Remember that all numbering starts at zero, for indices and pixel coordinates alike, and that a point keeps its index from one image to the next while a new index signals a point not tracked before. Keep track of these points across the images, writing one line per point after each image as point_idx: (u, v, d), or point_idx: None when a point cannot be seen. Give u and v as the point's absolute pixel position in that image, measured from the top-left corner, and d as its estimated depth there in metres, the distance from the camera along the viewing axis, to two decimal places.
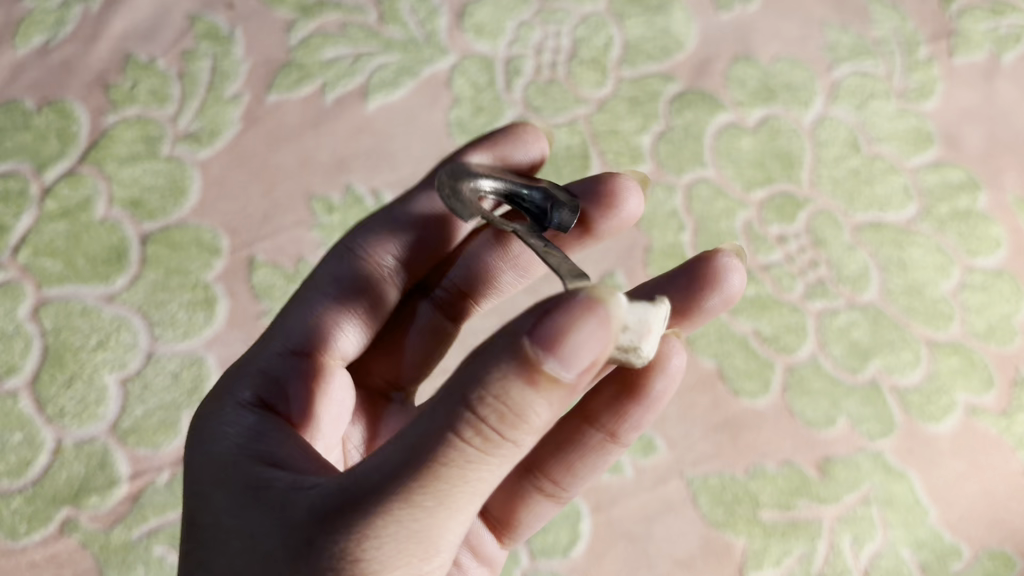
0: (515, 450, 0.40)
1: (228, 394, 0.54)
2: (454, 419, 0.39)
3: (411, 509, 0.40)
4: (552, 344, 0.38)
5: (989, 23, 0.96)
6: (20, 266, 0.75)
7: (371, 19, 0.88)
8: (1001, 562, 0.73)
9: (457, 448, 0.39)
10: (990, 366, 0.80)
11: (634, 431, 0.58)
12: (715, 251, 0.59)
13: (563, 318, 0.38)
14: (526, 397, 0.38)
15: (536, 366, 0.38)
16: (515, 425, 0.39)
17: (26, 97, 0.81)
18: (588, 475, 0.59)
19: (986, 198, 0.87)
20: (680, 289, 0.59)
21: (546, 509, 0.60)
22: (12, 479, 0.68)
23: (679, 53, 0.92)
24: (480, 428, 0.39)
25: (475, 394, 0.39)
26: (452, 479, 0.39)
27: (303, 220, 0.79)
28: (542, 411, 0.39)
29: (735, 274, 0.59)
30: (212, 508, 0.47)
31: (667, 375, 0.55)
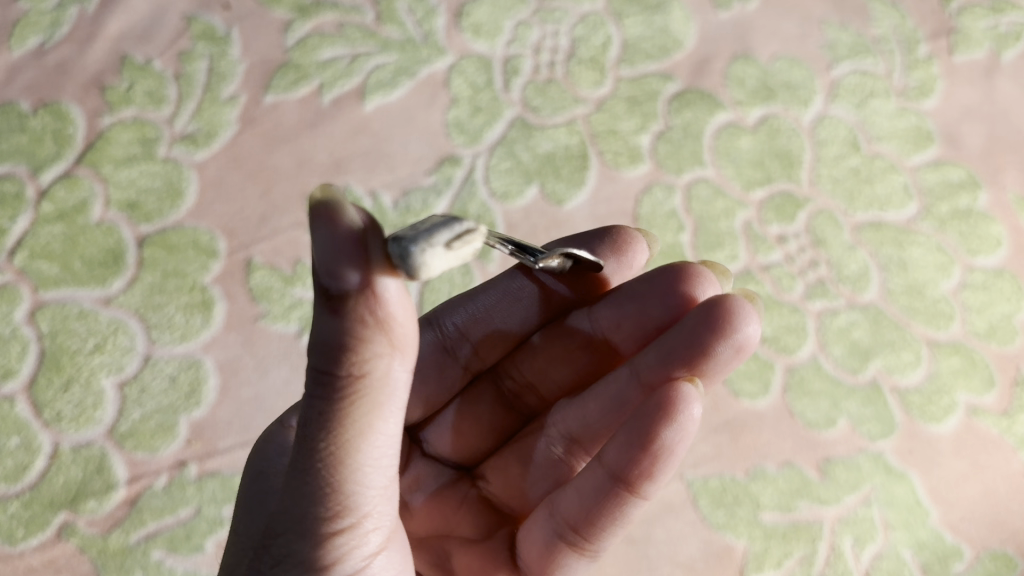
0: (369, 383, 0.40)
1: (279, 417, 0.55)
2: (306, 380, 0.41)
3: (306, 471, 0.42)
4: (326, 278, 0.38)
5: (989, 21, 0.96)
6: (16, 269, 0.74)
7: (369, 19, 0.87)
8: (1002, 563, 0.72)
9: (309, 408, 0.41)
10: (991, 366, 0.79)
11: (652, 484, 0.53)
12: (726, 296, 0.58)
13: (317, 242, 0.38)
14: (342, 333, 0.39)
15: (336, 301, 0.39)
16: (347, 367, 0.39)
17: (21, 99, 0.81)
18: (612, 528, 0.55)
19: (986, 197, 0.87)
20: (689, 336, 0.58)
21: (575, 563, 0.56)
22: (9, 484, 0.68)
23: (678, 52, 0.91)
24: (323, 379, 0.40)
25: (313, 352, 0.40)
26: (322, 435, 0.41)
27: (301, 222, 0.78)
28: (364, 343, 0.39)
29: (749, 321, 0.57)
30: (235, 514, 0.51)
31: (677, 424, 0.52)
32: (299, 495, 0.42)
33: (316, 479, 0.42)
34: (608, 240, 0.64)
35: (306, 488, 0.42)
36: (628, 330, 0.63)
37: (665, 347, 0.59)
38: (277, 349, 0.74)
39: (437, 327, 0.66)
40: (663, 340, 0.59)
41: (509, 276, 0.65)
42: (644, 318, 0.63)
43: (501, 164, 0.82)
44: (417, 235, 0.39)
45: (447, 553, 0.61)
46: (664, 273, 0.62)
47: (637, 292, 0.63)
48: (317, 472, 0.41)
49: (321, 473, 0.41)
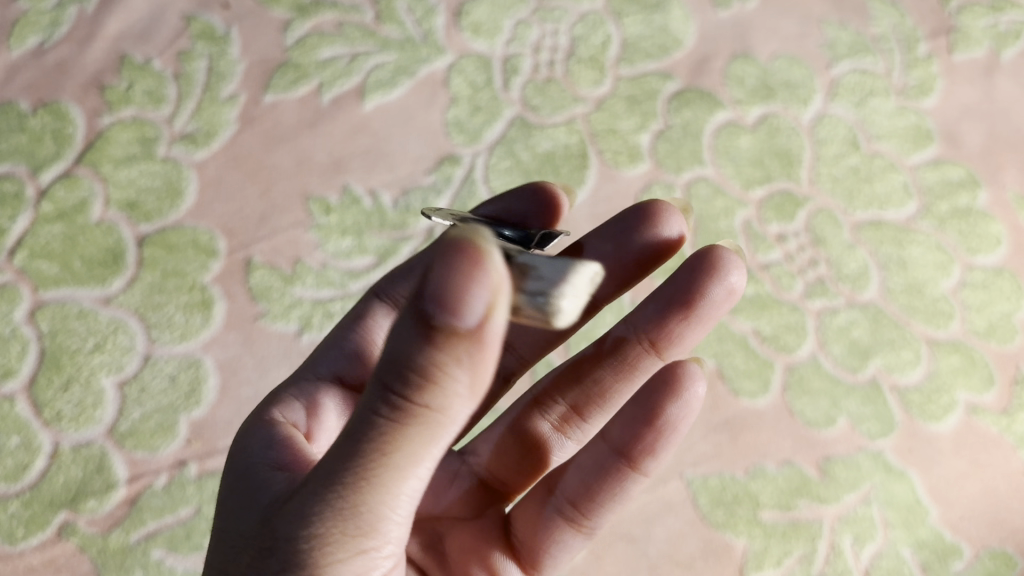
0: (439, 418, 0.37)
1: (256, 412, 0.56)
2: (369, 398, 0.37)
3: (339, 490, 0.39)
4: (432, 299, 0.35)
5: (989, 20, 0.96)
6: (16, 268, 0.74)
7: (368, 19, 0.87)
8: (1002, 562, 0.72)
9: (366, 421, 0.37)
10: (991, 364, 0.79)
11: (652, 459, 0.56)
12: (713, 246, 0.59)
13: (441, 263, 0.34)
14: (427, 361, 0.36)
15: (434, 329, 0.35)
16: (422, 395, 0.36)
17: (21, 98, 0.81)
18: (610, 503, 0.56)
19: (986, 195, 0.87)
20: (683, 282, 0.59)
21: (571, 540, 0.57)
22: (9, 483, 0.68)
23: (678, 51, 0.91)
24: (391, 399, 0.37)
25: (387, 363, 0.37)
26: (372, 458, 0.38)
27: (301, 221, 0.78)
28: (446, 375, 0.36)
29: (735, 269, 0.59)
30: (220, 509, 0.48)
31: (683, 400, 0.55)
32: (321, 504, 0.39)
33: (350, 498, 0.39)
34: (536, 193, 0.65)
35: (333, 502, 0.39)
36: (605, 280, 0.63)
37: (663, 297, 0.60)
38: (277, 348, 0.74)
39: (388, 301, 0.64)
40: (659, 291, 0.60)
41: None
42: (621, 262, 0.62)
43: (500, 163, 0.82)
44: (556, 281, 0.39)
45: (440, 535, 0.58)
46: (633, 216, 0.62)
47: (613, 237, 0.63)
48: (352, 490, 0.38)
49: (356, 492, 0.38)
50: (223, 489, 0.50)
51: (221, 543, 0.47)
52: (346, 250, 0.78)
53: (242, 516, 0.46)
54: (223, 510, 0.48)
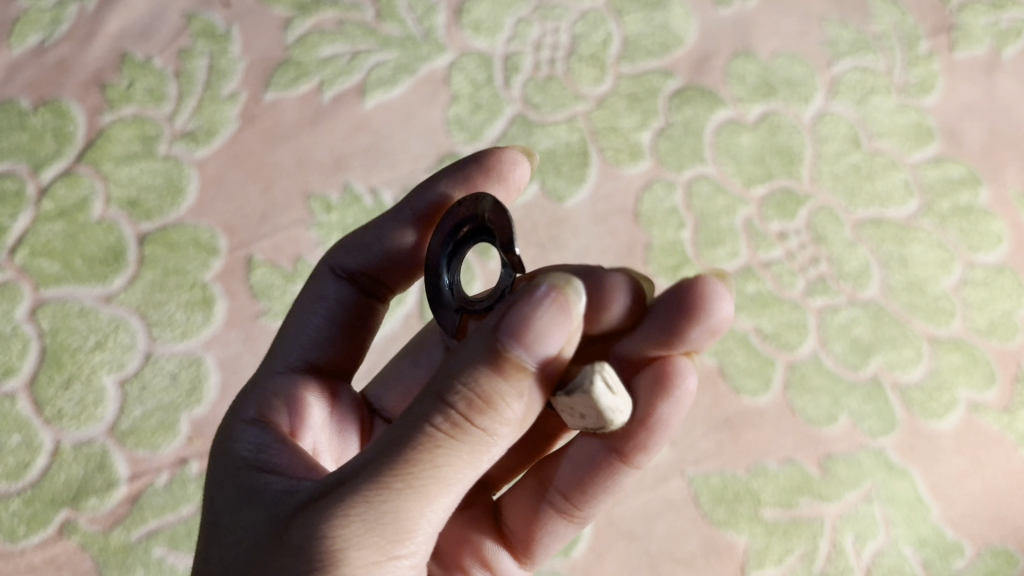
0: (486, 440, 0.42)
1: (234, 415, 0.55)
2: (425, 410, 0.42)
3: (380, 493, 0.41)
4: (514, 331, 0.41)
5: (989, 18, 0.96)
6: (17, 267, 0.74)
7: (369, 16, 0.87)
8: (1003, 559, 0.72)
9: (425, 430, 0.41)
10: (992, 362, 0.79)
11: (644, 454, 0.56)
12: (693, 279, 0.49)
13: (528, 301, 0.41)
14: (495, 386, 0.41)
15: (504, 355, 0.41)
16: (484, 413, 0.42)
17: (22, 97, 0.81)
18: (601, 495, 0.58)
19: (987, 193, 0.87)
20: (658, 337, 0.50)
21: (563, 529, 0.59)
22: (10, 481, 0.68)
23: (679, 49, 0.91)
24: (450, 415, 0.41)
25: (449, 382, 0.42)
26: (422, 465, 0.41)
27: (302, 219, 0.78)
28: (507, 399, 0.42)
29: (721, 302, 0.49)
30: (213, 507, 0.48)
31: (673, 399, 0.54)
32: (364, 505, 0.41)
33: (398, 502, 0.41)
34: (489, 166, 0.60)
35: (377, 505, 0.41)
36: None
37: (636, 351, 0.52)
38: None
39: (345, 276, 0.62)
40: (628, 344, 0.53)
41: (397, 208, 0.61)
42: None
43: None
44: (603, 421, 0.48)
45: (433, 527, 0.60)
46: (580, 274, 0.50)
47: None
48: (402, 495, 0.41)
49: (407, 497, 0.41)
50: (210, 494, 0.49)
51: (217, 546, 0.46)
52: None
53: (246, 515, 0.46)
54: (213, 516, 0.47)
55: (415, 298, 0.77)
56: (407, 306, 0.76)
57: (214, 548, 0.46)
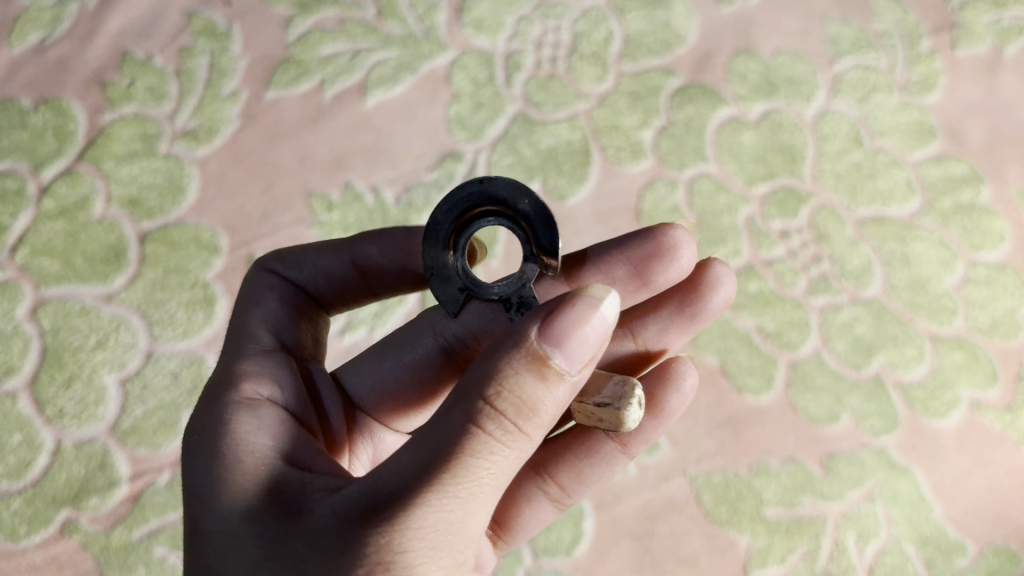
0: (529, 443, 0.44)
1: (218, 395, 0.51)
2: (472, 416, 0.42)
3: (440, 501, 0.41)
4: (560, 340, 0.43)
5: (992, 15, 0.95)
6: (18, 266, 0.74)
7: (370, 14, 0.87)
8: (1006, 558, 0.72)
9: (480, 439, 0.42)
10: (994, 360, 0.79)
11: (642, 444, 0.63)
12: (710, 260, 0.66)
13: (573, 310, 0.44)
14: (538, 393, 0.43)
15: (546, 361, 0.43)
16: (530, 419, 0.43)
17: (23, 96, 0.81)
18: (593, 483, 0.63)
19: (989, 192, 0.87)
20: (687, 289, 0.65)
21: (549, 514, 0.64)
22: (12, 480, 0.68)
23: (680, 47, 0.91)
24: (500, 422, 0.42)
25: (494, 389, 0.42)
26: (477, 471, 0.42)
27: (303, 218, 0.78)
28: (550, 404, 0.44)
29: (729, 279, 0.66)
30: (222, 516, 0.45)
31: (681, 390, 0.62)
32: (431, 515, 0.41)
33: (462, 510, 0.42)
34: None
35: (441, 516, 0.42)
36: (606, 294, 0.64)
37: (673, 304, 0.65)
38: None
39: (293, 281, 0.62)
40: (660, 300, 0.65)
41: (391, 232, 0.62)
42: (630, 287, 0.64)
43: (502, 159, 0.82)
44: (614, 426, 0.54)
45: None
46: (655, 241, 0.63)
47: (631, 261, 0.63)
48: (466, 502, 0.42)
49: (469, 504, 0.42)
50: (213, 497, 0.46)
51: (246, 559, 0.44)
52: None
53: (276, 525, 0.44)
54: (233, 527, 0.45)
55: (415, 298, 0.76)
56: (408, 305, 0.76)
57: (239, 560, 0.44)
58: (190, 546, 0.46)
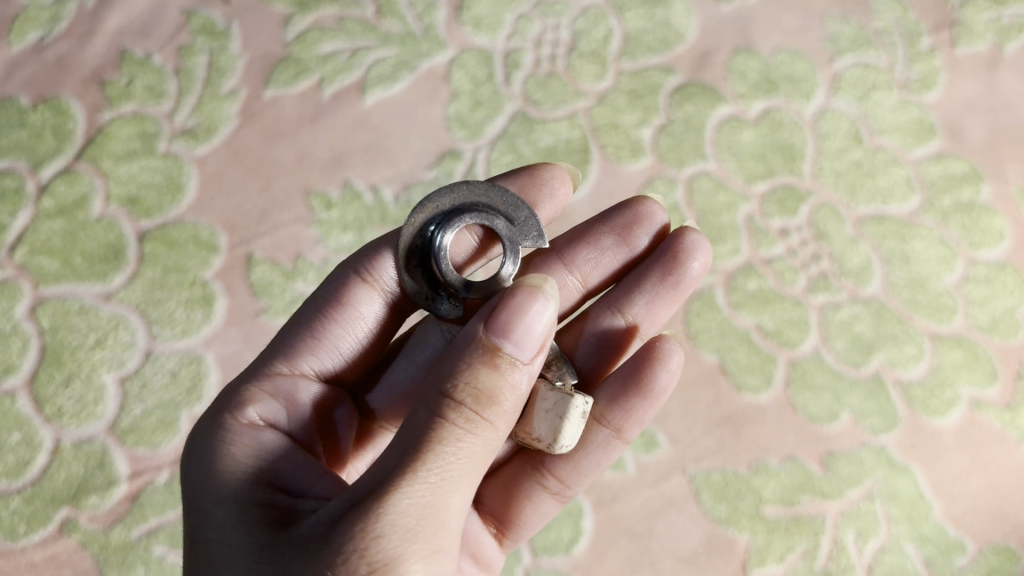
0: (493, 430, 0.45)
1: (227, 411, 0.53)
2: (433, 409, 0.44)
3: (413, 490, 0.42)
4: (505, 330, 0.45)
5: (992, 13, 0.95)
6: (17, 265, 0.74)
7: (369, 13, 0.86)
8: (1005, 556, 0.72)
9: (443, 428, 0.44)
10: (994, 359, 0.79)
11: (636, 427, 0.63)
12: (683, 228, 0.65)
13: (513, 302, 0.46)
14: (494, 381, 0.45)
15: (497, 351, 0.45)
16: (489, 406, 0.45)
17: (22, 94, 0.81)
18: (589, 473, 0.62)
19: (989, 190, 0.87)
20: (663, 256, 0.64)
21: (550, 507, 0.63)
22: (11, 479, 0.68)
23: (680, 46, 0.90)
24: (462, 410, 0.44)
25: (451, 384, 0.45)
26: (446, 458, 0.44)
27: (302, 217, 0.78)
28: (509, 392, 0.46)
29: (704, 248, 0.65)
30: (216, 524, 0.47)
31: (668, 367, 0.61)
32: (407, 501, 0.42)
33: (435, 496, 0.43)
34: (538, 179, 0.66)
35: (414, 503, 0.42)
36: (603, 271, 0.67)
37: (654, 274, 0.64)
38: None
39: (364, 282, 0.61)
40: (641, 270, 0.65)
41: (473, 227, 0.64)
42: (621, 256, 0.66)
43: (502, 158, 0.82)
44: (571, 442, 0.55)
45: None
46: (624, 213, 0.66)
47: (614, 229, 0.66)
48: (439, 488, 0.43)
49: (441, 490, 0.43)
50: (208, 507, 0.48)
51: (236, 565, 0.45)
52: (346, 246, 0.78)
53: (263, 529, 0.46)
54: (227, 533, 0.46)
55: None
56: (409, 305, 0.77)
57: (233, 565, 0.46)
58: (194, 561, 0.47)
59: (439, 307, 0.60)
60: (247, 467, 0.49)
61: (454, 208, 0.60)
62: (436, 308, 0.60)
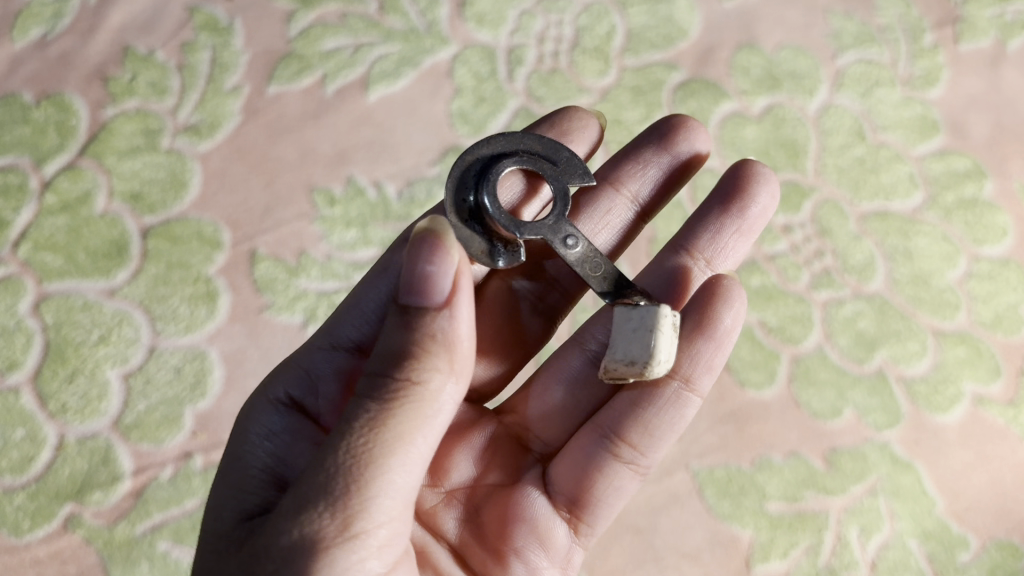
0: (414, 387, 0.44)
1: (265, 389, 0.58)
2: (363, 382, 0.46)
3: (324, 463, 0.43)
4: (409, 290, 0.46)
5: (995, 10, 0.95)
6: (20, 261, 0.74)
7: (371, 9, 0.86)
8: (1008, 552, 0.72)
9: (358, 400, 0.45)
10: (997, 355, 0.79)
11: (707, 375, 0.59)
12: (749, 159, 0.65)
13: (408, 256, 0.46)
14: (409, 341, 0.45)
15: (409, 312, 0.46)
16: (405, 366, 0.45)
17: (24, 90, 0.81)
18: (659, 435, 0.58)
19: (992, 186, 0.86)
20: (731, 184, 0.64)
21: (626, 481, 0.58)
22: (14, 475, 0.68)
23: (683, 42, 0.90)
24: (378, 378, 0.45)
25: (379, 356, 0.46)
26: (358, 425, 0.44)
27: (305, 213, 0.78)
28: (428, 348, 0.45)
29: (772, 177, 0.65)
30: (210, 500, 0.52)
31: (733, 308, 0.59)
32: (314, 482, 0.43)
33: (339, 466, 0.43)
34: (564, 117, 0.67)
35: (319, 478, 0.43)
36: (656, 193, 0.67)
37: (718, 205, 0.64)
38: (282, 340, 0.74)
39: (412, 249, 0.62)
40: (706, 203, 0.65)
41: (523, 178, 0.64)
42: (671, 175, 0.67)
43: None
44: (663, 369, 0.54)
45: (478, 508, 0.58)
46: (664, 129, 0.67)
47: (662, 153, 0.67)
48: (346, 460, 0.43)
49: (350, 462, 0.43)
50: (213, 486, 0.53)
51: (212, 544, 0.49)
52: (349, 242, 0.78)
53: (233, 514, 0.49)
54: (212, 513, 0.51)
55: None
56: None
57: (210, 539, 0.50)
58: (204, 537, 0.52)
59: (498, 259, 0.58)
60: (254, 448, 0.53)
61: (492, 157, 0.60)
62: (495, 261, 0.58)
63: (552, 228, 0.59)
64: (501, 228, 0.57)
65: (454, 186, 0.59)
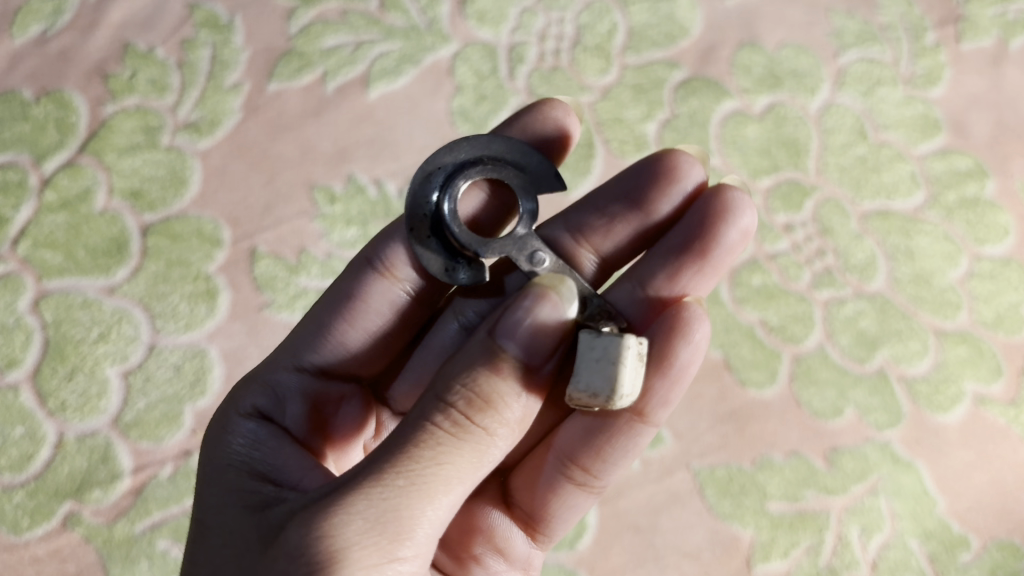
0: (485, 438, 0.45)
1: (234, 402, 0.59)
2: (425, 406, 0.45)
3: (380, 488, 0.43)
4: (514, 334, 0.45)
5: (997, 8, 0.95)
6: (20, 258, 0.74)
7: (372, 6, 0.86)
8: (1009, 553, 0.72)
9: (428, 432, 0.44)
10: (999, 355, 0.79)
11: (663, 409, 0.57)
12: (725, 189, 0.61)
13: (526, 303, 0.46)
14: (493, 387, 0.45)
15: (501, 357, 0.45)
16: (483, 413, 0.44)
17: (24, 87, 0.81)
18: (613, 459, 0.59)
19: (994, 186, 0.86)
20: (696, 221, 0.61)
21: (580, 497, 0.60)
22: (14, 473, 0.68)
23: (684, 40, 0.90)
24: (451, 414, 0.44)
25: (446, 385, 0.45)
26: (425, 461, 0.43)
27: (305, 211, 0.78)
28: (507, 402, 0.45)
29: (744, 215, 0.61)
30: (201, 505, 0.52)
31: (689, 342, 0.56)
32: (365, 502, 0.43)
33: (400, 499, 0.43)
34: (537, 116, 0.65)
35: (373, 502, 0.43)
36: (625, 239, 0.65)
37: (678, 244, 0.61)
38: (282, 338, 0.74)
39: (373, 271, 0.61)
40: (666, 240, 0.62)
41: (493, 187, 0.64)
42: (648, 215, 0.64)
43: None
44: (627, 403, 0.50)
45: None
46: (647, 168, 0.63)
47: (635, 194, 0.63)
48: (405, 493, 0.43)
49: (407, 495, 0.43)
50: (200, 492, 0.53)
51: (213, 543, 0.49)
52: (350, 240, 0.77)
53: (236, 520, 0.48)
54: (207, 515, 0.51)
55: None
56: None
57: (207, 539, 0.49)
58: (192, 533, 0.52)
59: (459, 276, 0.58)
60: (240, 457, 0.54)
61: (457, 166, 0.59)
62: (456, 277, 0.58)
63: (518, 243, 0.56)
64: (464, 245, 0.57)
65: (415, 196, 0.59)
